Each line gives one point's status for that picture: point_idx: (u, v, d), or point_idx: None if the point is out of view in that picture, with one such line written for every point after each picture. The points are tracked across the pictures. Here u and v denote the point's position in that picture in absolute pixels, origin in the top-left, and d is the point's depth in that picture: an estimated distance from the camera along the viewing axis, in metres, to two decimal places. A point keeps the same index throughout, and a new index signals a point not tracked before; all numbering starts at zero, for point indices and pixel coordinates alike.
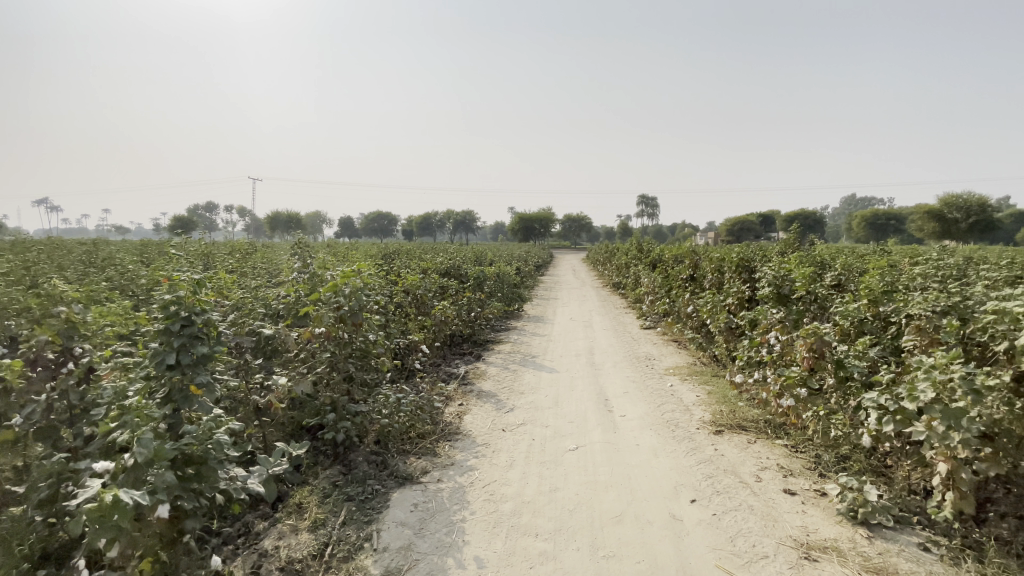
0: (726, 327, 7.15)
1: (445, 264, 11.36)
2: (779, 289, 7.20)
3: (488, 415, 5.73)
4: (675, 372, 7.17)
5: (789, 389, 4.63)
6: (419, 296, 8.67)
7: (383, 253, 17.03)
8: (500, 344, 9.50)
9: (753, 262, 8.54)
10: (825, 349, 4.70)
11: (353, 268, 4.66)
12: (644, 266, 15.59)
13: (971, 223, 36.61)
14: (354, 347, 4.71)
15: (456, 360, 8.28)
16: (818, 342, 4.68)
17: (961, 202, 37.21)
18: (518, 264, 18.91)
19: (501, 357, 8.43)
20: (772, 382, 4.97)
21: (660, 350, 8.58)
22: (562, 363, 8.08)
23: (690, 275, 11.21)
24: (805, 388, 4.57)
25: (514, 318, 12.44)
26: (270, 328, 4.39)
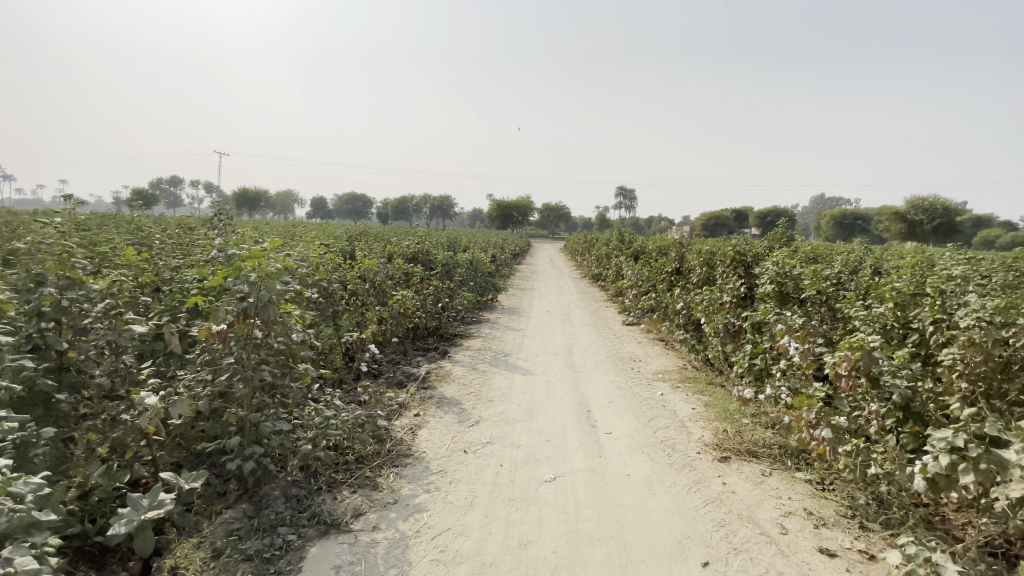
0: (723, 329, 6.33)
1: (410, 248, 10.27)
2: (781, 288, 6.42)
3: (447, 430, 4.76)
4: (665, 378, 6.34)
5: (824, 416, 3.69)
6: (377, 283, 7.61)
7: (347, 235, 15.78)
8: (468, 339, 8.52)
9: (749, 256, 7.76)
10: (871, 367, 3.66)
11: (266, 246, 3.36)
12: (625, 257, 14.80)
13: (936, 226, 37.23)
14: (271, 351, 3.60)
15: (417, 357, 7.28)
16: (864, 359, 3.65)
17: (927, 205, 37.67)
18: (492, 252, 17.95)
19: (468, 355, 7.46)
20: (798, 406, 3.96)
21: (645, 350, 7.77)
22: (537, 363, 7.16)
23: (677, 269, 10.42)
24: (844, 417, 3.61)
25: (485, 309, 11.46)
26: (145, 325, 3.59)
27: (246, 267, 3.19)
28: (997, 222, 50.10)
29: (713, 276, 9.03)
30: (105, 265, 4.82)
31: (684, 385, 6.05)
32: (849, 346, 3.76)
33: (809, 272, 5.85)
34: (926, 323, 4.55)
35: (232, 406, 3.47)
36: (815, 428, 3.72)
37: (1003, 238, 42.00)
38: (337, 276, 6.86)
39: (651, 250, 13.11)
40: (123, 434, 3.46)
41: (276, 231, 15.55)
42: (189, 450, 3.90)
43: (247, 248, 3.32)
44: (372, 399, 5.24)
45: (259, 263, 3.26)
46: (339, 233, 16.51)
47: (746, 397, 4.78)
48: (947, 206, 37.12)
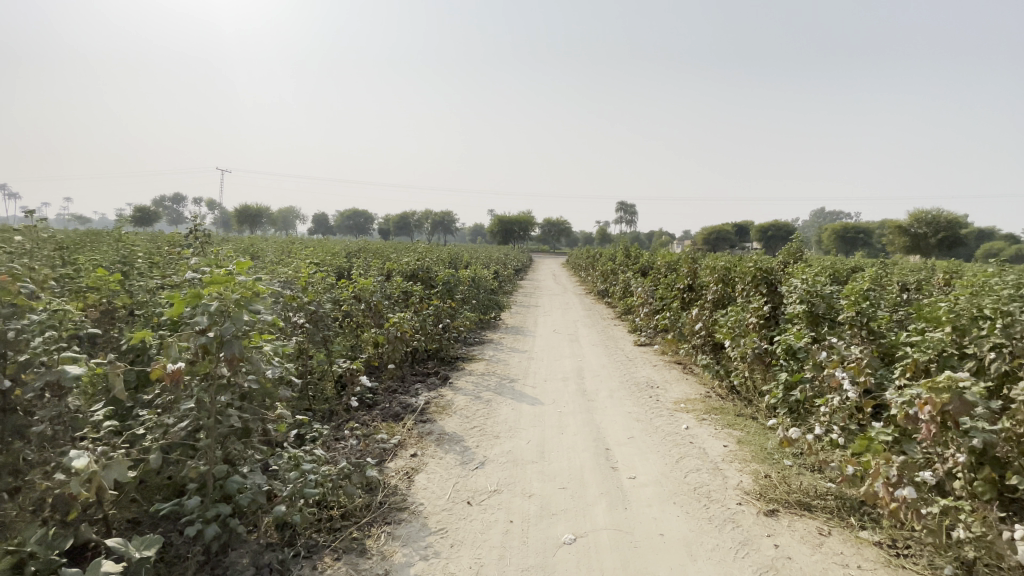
0: (751, 354, 5.78)
1: (409, 266, 9.76)
2: (813, 308, 5.89)
3: (449, 474, 4.19)
4: (688, 408, 5.78)
5: (909, 472, 3.17)
6: (373, 304, 7.11)
7: (345, 251, 15.33)
8: (471, 362, 7.98)
9: (771, 273, 7.24)
10: (961, 413, 3.07)
11: (232, 268, 2.81)
12: (633, 272, 14.29)
13: (941, 239, 36.72)
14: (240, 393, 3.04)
15: (416, 384, 6.73)
16: (954, 404, 3.07)
17: (931, 218, 37.17)
18: (495, 268, 17.47)
19: (471, 382, 6.91)
20: (873, 458, 3.43)
21: (662, 375, 7.21)
22: (546, 390, 6.61)
23: (690, 285, 9.88)
24: (932, 473, 3.11)
25: (489, 328, 10.92)
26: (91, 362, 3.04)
27: (207, 293, 2.65)
28: (1003, 234, 49.48)
29: (730, 294, 8.51)
30: (64, 288, 4.31)
31: (710, 417, 5.48)
32: (930, 387, 3.17)
33: (846, 291, 5.31)
34: (991, 349, 3.97)
35: (194, 459, 2.92)
36: (896, 486, 3.13)
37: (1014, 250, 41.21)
38: (329, 297, 6.34)
39: (661, 266, 12.60)
40: (62, 492, 2.91)
41: (274, 247, 15.11)
42: (146, 507, 3.34)
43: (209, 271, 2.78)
44: (365, 438, 4.69)
45: (223, 288, 2.72)
46: (337, 250, 16.06)
47: (791, 437, 4.20)
48: (954, 219, 36.56)
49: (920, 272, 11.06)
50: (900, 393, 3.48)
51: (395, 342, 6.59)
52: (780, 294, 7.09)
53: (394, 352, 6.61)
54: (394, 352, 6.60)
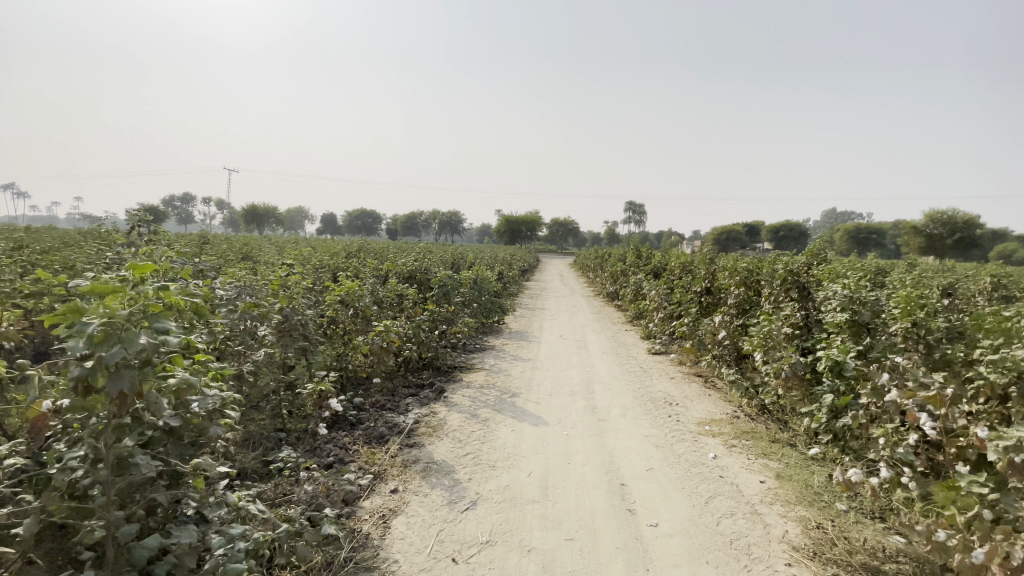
0: (787, 370, 5.06)
1: (405, 268, 9.12)
2: (855, 317, 5.17)
3: (433, 518, 3.50)
4: (713, 432, 5.06)
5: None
6: (362, 309, 6.50)
7: (344, 252, 14.74)
8: (469, 373, 7.30)
9: (803, 276, 6.52)
10: None
11: (127, 283, 2.18)
12: (645, 274, 13.57)
13: (958, 240, 35.51)
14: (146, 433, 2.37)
15: (407, 399, 6.07)
16: None
17: (948, 217, 35.96)
18: (500, 269, 16.82)
19: (468, 396, 6.24)
20: (976, 530, 2.63)
21: (680, 390, 6.48)
22: (551, 406, 5.91)
23: (707, 289, 9.40)
24: None
25: (492, 334, 10.25)
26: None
27: (90, 309, 2.03)
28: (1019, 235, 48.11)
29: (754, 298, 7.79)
30: None
31: (740, 443, 4.76)
32: None
33: (898, 298, 4.59)
34: None
35: (90, 520, 2.25)
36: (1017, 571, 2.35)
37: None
38: (309, 302, 5.71)
39: (675, 268, 11.88)
40: None
41: (270, 248, 14.53)
42: None
43: (95, 285, 2.13)
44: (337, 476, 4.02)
45: (116, 302, 2.09)
46: (337, 250, 15.48)
47: (848, 479, 3.50)
48: (972, 218, 35.36)
49: (952, 275, 10.31)
50: (1004, 437, 2.70)
51: (383, 353, 5.94)
52: (813, 301, 6.36)
53: (382, 364, 5.95)
54: (382, 364, 5.94)
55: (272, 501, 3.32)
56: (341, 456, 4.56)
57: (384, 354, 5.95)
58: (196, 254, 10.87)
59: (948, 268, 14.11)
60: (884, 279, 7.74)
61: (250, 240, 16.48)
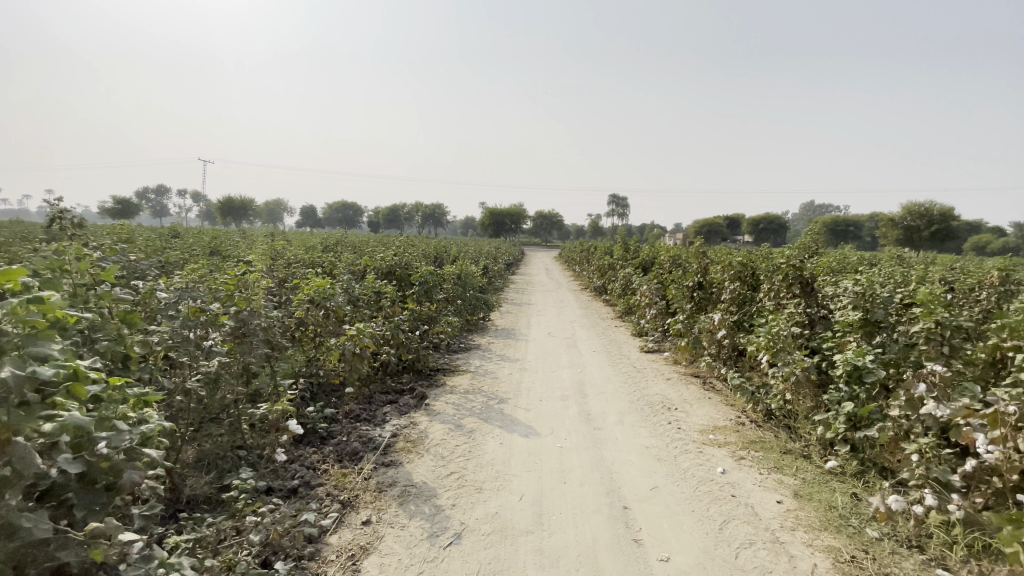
0: (797, 374, 4.68)
1: (384, 263, 8.58)
2: (869, 316, 4.81)
3: (412, 557, 3.02)
4: (718, 442, 4.67)
5: None
6: (334, 309, 5.94)
7: (321, 246, 14.09)
8: (452, 377, 6.81)
9: (806, 271, 6.16)
10: None
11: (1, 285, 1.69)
12: (633, 268, 13.20)
13: (935, 232, 35.96)
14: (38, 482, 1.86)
15: (384, 409, 5.57)
16: None
17: (925, 209, 36.40)
18: (484, 263, 16.29)
19: (452, 404, 5.76)
20: None
21: (678, 393, 6.09)
22: (542, 413, 5.46)
23: (700, 284, 9.12)
24: None
25: (476, 332, 9.77)
26: None
27: None
28: (989, 227, 49.16)
29: (751, 294, 7.56)
30: None
31: (748, 455, 4.38)
32: None
33: (920, 296, 4.23)
34: None
35: None
36: None
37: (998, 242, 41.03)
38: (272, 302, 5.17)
39: (665, 262, 11.53)
40: None
41: (243, 241, 13.82)
42: None
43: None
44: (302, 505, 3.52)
45: None
46: (314, 243, 14.82)
47: (888, 506, 3.17)
48: (948, 211, 35.85)
49: (944, 267, 10.12)
50: None
51: (357, 357, 5.41)
52: (817, 297, 6.00)
53: (356, 370, 5.42)
54: (355, 370, 5.41)
55: (219, 546, 2.79)
56: (308, 478, 4.04)
57: (359, 359, 5.41)
58: (160, 249, 10.20)
59: (932, 261, 13.97)
60: (884, 272, 7.45)
61: (223, 233, 15.72)
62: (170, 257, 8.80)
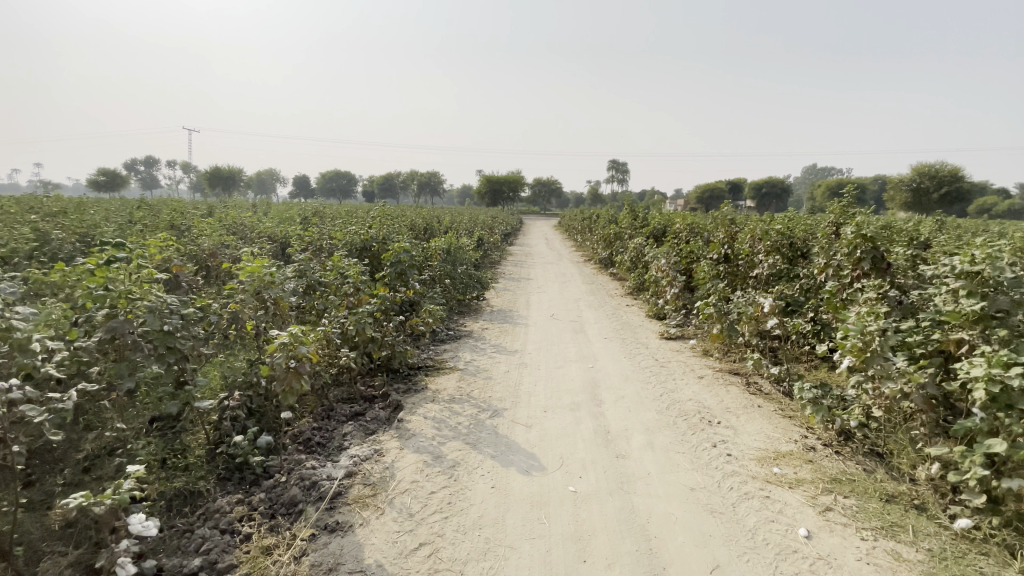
0: (907, 393, 3.41)
1: (356, 238, 7.25)
2: (989, 306, 3.61)
3: None
4: (788, 481, 3.46)
5: None
6: (276, 302, 4.63)
7: (298, 218, 12.74)
8: (435, 377, 5.58)
9: (878, 244, 4.96)
10: None
11: None
12: (643, 238, 11.85)
13: (943, 194, 34.20)
14: None
15: (344, 429, 4.37)
16: None
17: (934, 172, 34.61)
18: (477, 233, 14.91)
19: (432, 418, 4.52)
20: None
21: (717, 399, 4.87)
22: (547, 431, 4.24)
23: (726, 256, 8.33)
24: None
25: (468, 315, 8.51)
26: None
27: None
28: (994, 189, 47.88)
29: (789, 269, 6.89)
30: None
31: (837, 505, 3.20)
32: None
33: None
34: None
35: None
36: None
37: (1005, 204, 39.61)
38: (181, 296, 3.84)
39: (681, 231, 10.20)
40: None
41: (212, 215, 12.46)
42: None
43: None
44: None
45: None
46: (291, 215, 13.43)
47: None
48: (958, 172, 34.08)
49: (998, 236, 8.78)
50: None
51: (296, 371, 3.52)
52: (893, 277, 4.85)
53: (293, 391, 3.51)
54: (290, 392, 3.49)
55: None
56: (215, 554, 2.81)
57: (296, 374, 3.51)
58: (104, 226, 8.89)
59: (963, 225, 12.45)
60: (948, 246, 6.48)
61: (192, 206, 14.34)
62: (104, 235, 7.46)
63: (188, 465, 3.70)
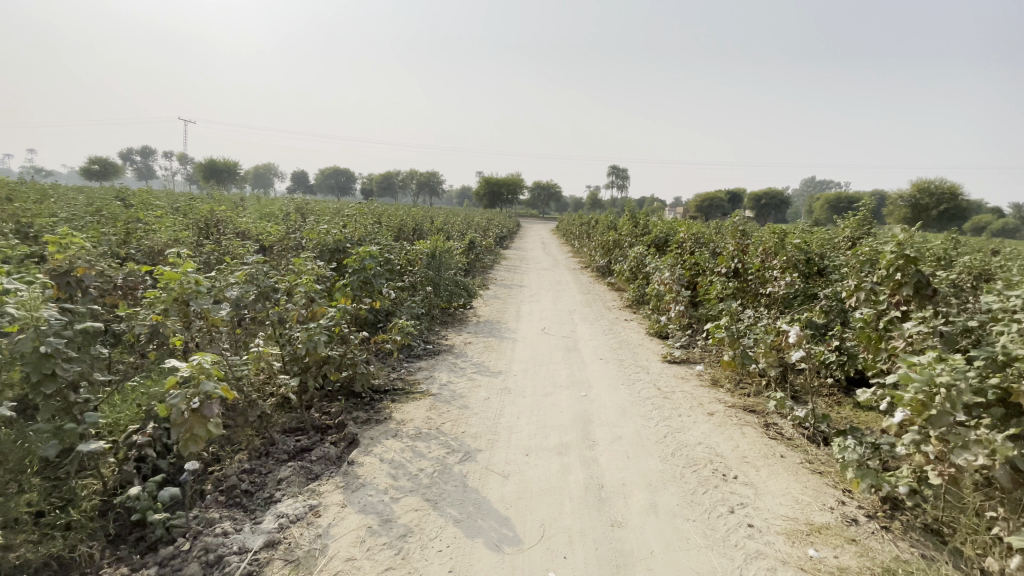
0: (987, 466, 2.65)
1: (327, 239, 6.49)
2: None
3: None
4: (828, 570, 2.70)
5: None
6: (206, 315, 3.85)
7: (279, 214, 12.01)
8: (402, 404, 4.81)
9: (922, 267, 4.25)
10: None
11: None
12: (644, 247, 11.12)
13: (943, 212, 33.65)
14: None
15: (281, 474, 3.60)
16: None
17: (934, 188, 34.10)
18: (470, 236, 14.18)
19: (390, 460, 3.75)
20: None
21: (731, 444, 4.12)
22: (526, 484, 3.47)
23: (736, 271, 7.61)
24: None
25: (451, 326, 7.75)
26: None
27: None
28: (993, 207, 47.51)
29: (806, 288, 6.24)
30: None
31: None
32: None
33: None
34: None
35: None
36: None
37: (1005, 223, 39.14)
38: (63, 305, 3.27)
39: (685, 242, 9.49)
40: None
41: (187, 208, 11.69)
42: None
43: None
44: None
45: None
46: (273, 210, 12.68)
47: None
48: (958, 189, 33.63)
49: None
50: None
51: (201, 414, 2.73)
52: (937, 306, 4.16)
53: (199, 439, 2.73)
54: (193, 441, 2.71)
55: None
56: None
57: (200, 417, 2.72)
58: (56, 217, 8.10)
59: (977, 245, 11.73)
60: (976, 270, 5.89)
61: (169, 198, 13.58)
62: (46, 224, 6.69)
63: (70, 524, 2.94)
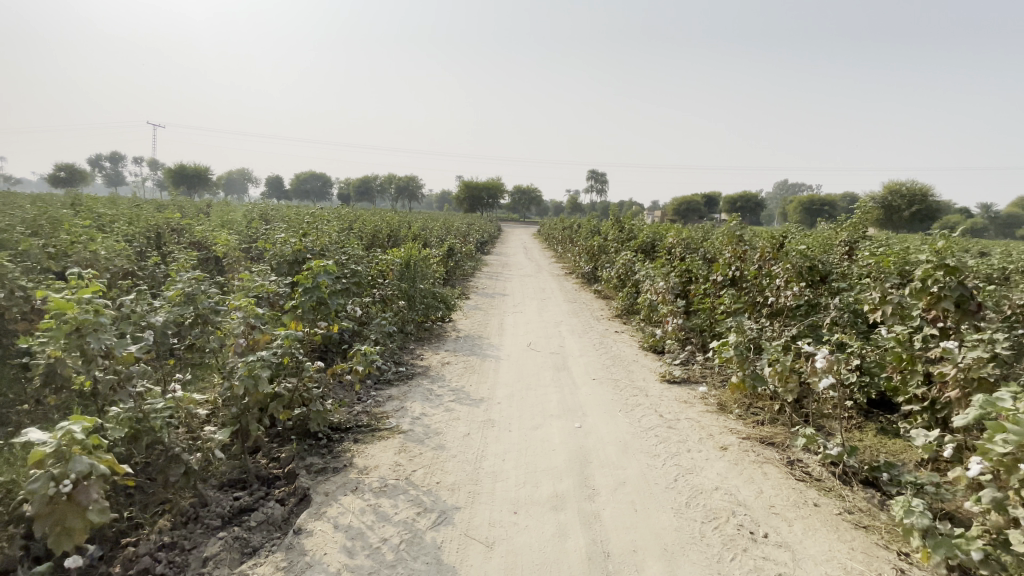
0: None
1: (283, 249, 5.74)
2: None
3: None
4: None
5: None
6: (114, 352, 3.09)
7: (242, 220, 11.12)
8: (366, 445, 4.10)
9: (963, 278, 3.75)
10: None
11: None
12: (631, 253, 10.58)
13: (915, 213, 34.19)
14: None
15: (207, 550, 2.86)
16: None
17: (906, 190, 34.66)
18: (448, 243, 13.48)
19: (346, 527, 3.04)
20: None
21: (754, 489, 3.51)
22: (516, 556, 2.80)
23: (733, 278, 7.09)
24: None
25: (428, 343, 7.04)
26: None
27: None
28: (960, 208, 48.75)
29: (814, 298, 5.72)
30: None
31: None
32: None
33: None
34: None
35: None
36: None
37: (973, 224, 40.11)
38: None
39: (676, 247, 8.97)
40: None
41: (138, 214, 10.73)
42: None
43: None
44: None
45: None
46: (236, 217, 11.78)
47: None
48: (929, 191, 34.21)
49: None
50: None
51: (76, 500, 2.09)
52: (981, 323, 3.66)
53: (75, 533, 2.09)
54: (67, 536, 2.07)
55: None
56: None
57: (75, 505, 2.10)
58: None
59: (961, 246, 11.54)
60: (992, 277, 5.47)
61: (122, 204, 12.54)
62: None
63: None
